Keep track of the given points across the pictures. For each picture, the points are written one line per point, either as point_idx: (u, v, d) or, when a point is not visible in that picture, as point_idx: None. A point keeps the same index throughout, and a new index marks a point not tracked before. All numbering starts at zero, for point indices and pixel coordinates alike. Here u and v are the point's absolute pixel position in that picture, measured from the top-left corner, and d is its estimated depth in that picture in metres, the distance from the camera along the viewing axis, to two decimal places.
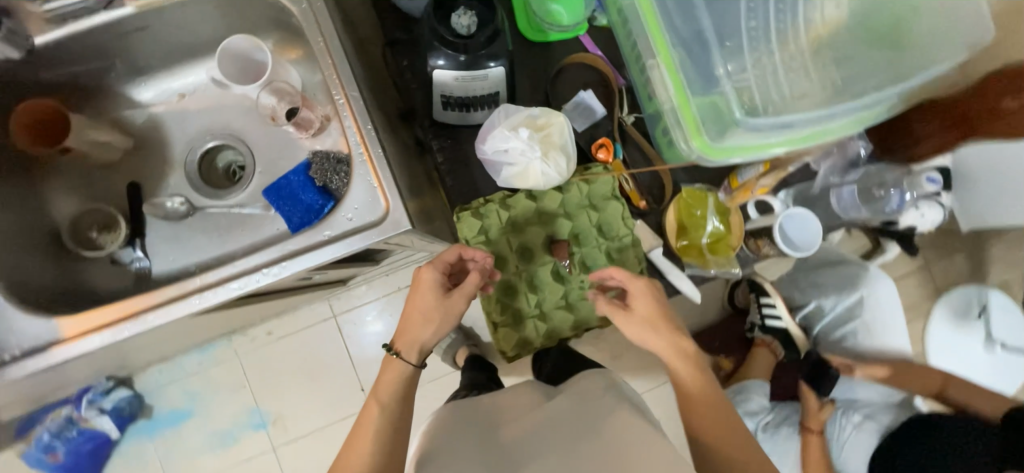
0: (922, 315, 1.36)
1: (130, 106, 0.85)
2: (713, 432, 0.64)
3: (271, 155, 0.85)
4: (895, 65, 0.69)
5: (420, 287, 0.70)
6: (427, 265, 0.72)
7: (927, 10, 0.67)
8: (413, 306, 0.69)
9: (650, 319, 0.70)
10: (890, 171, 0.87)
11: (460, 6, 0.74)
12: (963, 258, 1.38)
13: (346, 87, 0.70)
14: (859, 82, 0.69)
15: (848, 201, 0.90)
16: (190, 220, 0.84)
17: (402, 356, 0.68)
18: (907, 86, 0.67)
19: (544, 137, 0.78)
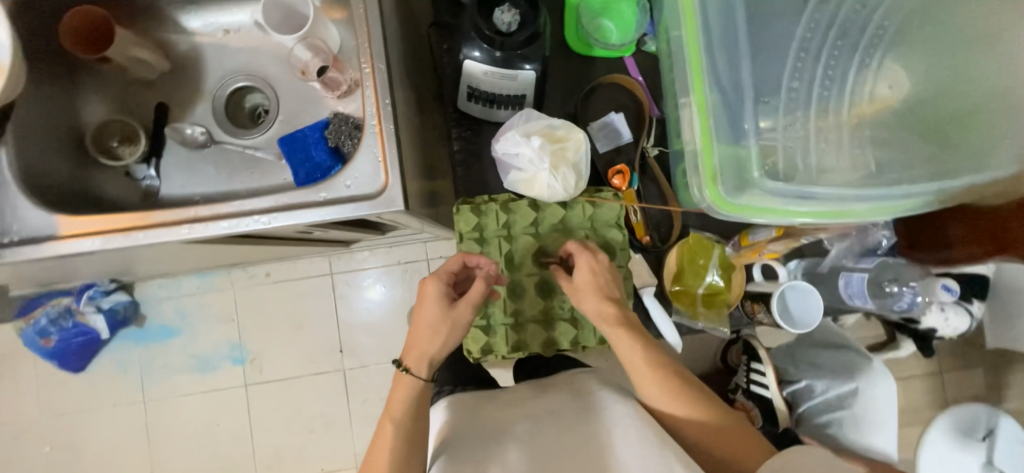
0: (921, 421, 1.29)
1: (178, 31, 0.88)
2: (664, 394, 0.67)
3: (295, 107, 0.87)
4: (934, 162, 0.66)
5: (427, 300, 0.69)
6: (430, 277, 0.71)
7: (984, 114, 0.64)
8: (419, 320, 0.69)
9: (594, 293, 0.71)
10: (907, 269, 0.82)
11: (505, 2, 0.73)
12: (981, 374, 1.29)
13: (374, 58, 0.71)
14: (891, 171, 0.66)
15: (857, 289, 0.83)
16: (207, 151, 0.86)
17: (413, 372, 0.68)
18: (941, 186, 0.64)
19: (558, 150, 0.77)
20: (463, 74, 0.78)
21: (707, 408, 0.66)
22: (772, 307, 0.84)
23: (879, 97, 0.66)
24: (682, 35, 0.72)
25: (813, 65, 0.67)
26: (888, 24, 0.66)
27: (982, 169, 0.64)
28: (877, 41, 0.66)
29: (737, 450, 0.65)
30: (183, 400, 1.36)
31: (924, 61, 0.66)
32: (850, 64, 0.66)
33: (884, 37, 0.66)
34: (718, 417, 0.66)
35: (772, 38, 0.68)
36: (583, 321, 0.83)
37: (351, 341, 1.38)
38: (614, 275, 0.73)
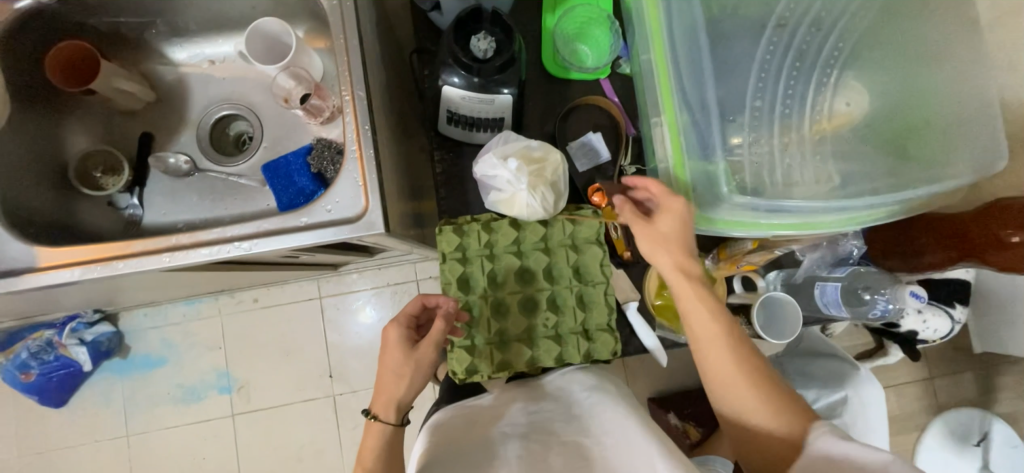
0: (915, 428, 1.30)
1: (164, 63, 0.90)
2: (712, 348, 0.65)
3: (279, 134, 0.89)
4: (896, 172, 0.68)
5: (389, 347, 0.71)
6: (391, 323, 0.73)
7: (934, 127, 0.68)
8: (384, 366, 0.71)
9: (664, 234, 0.69)
10: (876, 275, 0.83)
11: (481, 30, 0.77)
12: (972, 379, 1.30)
13: (354, 86, 0.73)
14: (854, 183, 0.68)
15: (832, 297, 0.83)
16: (191, 179, 0.87)
17: (382, 418, 0.70)
18: (903, 196, 0.66)
19: (535, 170, 0.78)
20: (443, 99, 0.81)
21: (757, 383, 0.63)
22: (755, 320, 0.84)
23: (839, 113, 0.69)
24: (650, 58, 0.75)
25: (774, 85, 0.70)
26: (842, 44, 0.70)
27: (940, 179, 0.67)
28: (833, 60, 0.70)
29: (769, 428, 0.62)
30: (167, 433, 1.33)
31: (878, 78, 0.69)
32: (809, 82, 0.70)
33: (840, 56, 0.70)
34: (767, 392, 0.63)
35: (734, 58, 0.71)
36: (567, 338, 0.83)
37: (341, 365, 1.36)
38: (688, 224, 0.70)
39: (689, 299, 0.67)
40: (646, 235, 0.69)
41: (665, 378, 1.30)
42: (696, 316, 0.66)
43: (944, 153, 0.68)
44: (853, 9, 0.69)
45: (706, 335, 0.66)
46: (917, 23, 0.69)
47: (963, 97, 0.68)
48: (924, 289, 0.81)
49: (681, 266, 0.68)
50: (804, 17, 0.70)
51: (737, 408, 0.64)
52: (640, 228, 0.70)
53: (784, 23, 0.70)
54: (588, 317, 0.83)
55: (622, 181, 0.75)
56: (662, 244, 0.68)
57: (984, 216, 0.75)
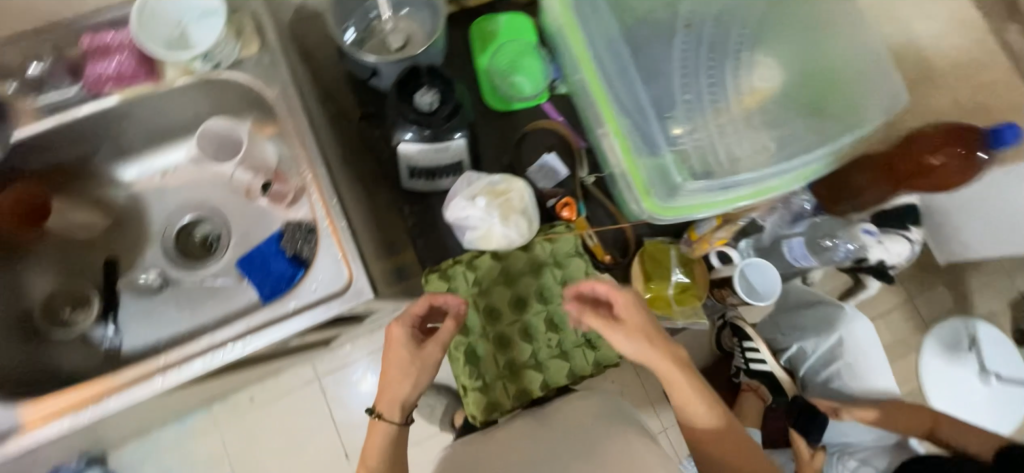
0: (911, 350, 1.37)
1: (114, 185, 0.89)
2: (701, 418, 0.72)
3: (247, 227, 0.89)
4: (821, 128, 0.75)
5: (393, 344, 0.72)
6: (395, 321, 0.74)
7: (840, 82, 0.76)
8: (387, 365, 0.72)
9: (644, 333, 0.72)
10: (834, 224, 0.89)
11: (422, 85, 0.80)
12: (945, 290, 1.40)
13: (314, 165, 0.75)
14: (791, 145, 0.75)
15: (799, 252, 0.90)
16: (165, 293, 0.86)
17: (386, 416, 0.72)
18: (832, 147, 0.73)
19: (503, 202, 0.82)
20: (401, 155, 0.83)
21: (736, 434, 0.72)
22: (736, 284, 0.90)
23: (760, 89, 0.77)
24: (581, 75, 0.81)
25: (697, 77, 0.77)
26: (745, 30, 0.78)
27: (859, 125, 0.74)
28: (742, 45, 0.78)
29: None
30: None
31: (784, 52, 0.78)
32: (727, 68, 0.77)
33: (745, 40, 0.78)
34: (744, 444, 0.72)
35: (657, 61, 0.77)
36: (573, 352, 0.85)
37: (356, 442, 1.32)
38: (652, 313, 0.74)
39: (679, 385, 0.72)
40: (627, 338, 0.71)
41: None
42: (687, 398, 0.73)
43: (856, 101, 0.75)
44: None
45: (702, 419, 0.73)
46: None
47: (859, 50, 0.76)
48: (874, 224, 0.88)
49: (664, 359, 0.72)
50: (706, 14, 0.78)
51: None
52: (616, 332, 0.72)
53: (690, 23, 0.78)
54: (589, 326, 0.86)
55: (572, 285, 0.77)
56: (643, 342, 0.71)
57: (904, 148, 0.83)
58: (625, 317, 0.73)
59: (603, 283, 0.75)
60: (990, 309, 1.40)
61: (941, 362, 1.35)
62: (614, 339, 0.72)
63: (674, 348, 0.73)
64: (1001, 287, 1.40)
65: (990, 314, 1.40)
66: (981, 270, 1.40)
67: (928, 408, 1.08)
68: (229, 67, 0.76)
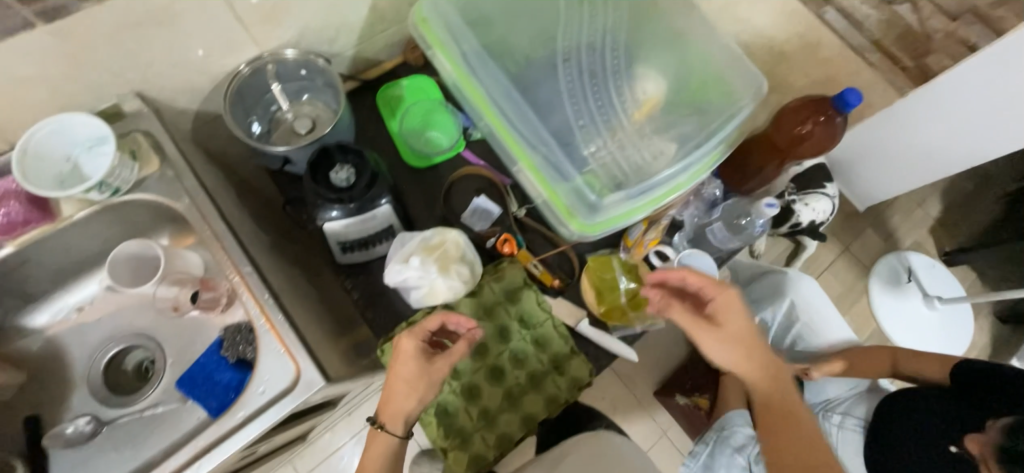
0: (859, 294, 1.47)
1: (26, 335, 0.82)
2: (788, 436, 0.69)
3: (181, 344, 0.84)
4: (705, 123, 0.83)
5: (402, 358, 0.69)
6: (407, 334, 0.71)
7: (711, 80, 0.85)
8: (396, 377, 0.69)
9: (738, 335, 0.70)
10: (744, 203, 0.94)
11: (336, 163, 0.82)
12: (873, 232, 1.51)
13: (239, 265, 0.73)
14: (683, 142, 0.83)
15: (722, 236, 0.95)
16: (101, 436, 0.79)
17: (389, 427, 0.70)
18: (716, 139, 0.81)
19: (440, 255, 0.82)
20: (329, 234, 0.83)
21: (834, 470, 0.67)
22: None
23: (644, 99, 0.85)
24: (486, 123, 0.85)
25: (587, 100, 0.83)
26: (617, 49, 0.86)
27: (736, 113, 0.83)
28: (619, 64, 0.85)
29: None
30: None
31: (656, 63, 0.86)
32: (610, 87, 0.84)
33: (620, 61, 0.86)
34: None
35: (549, 94, 0.83)
36: (543, 383, 0.89)
37: None
38: (751, 320, 0.71)
39: (769, 393, 0.71)
40: (717, 341, 0.70)
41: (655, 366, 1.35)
42: (774, 414, 0.70)
43: (728, 93, 0.84)
44: (611, 24, 0.86)
45: (792, 445, 0.69)
46: (660, 12, 0.87)
47: (717, 51, 0.86)
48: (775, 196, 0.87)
49: (755, 366, 0.71)
50: (579, 43, 0.85)
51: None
52: (706, 334, 0.71)
53: (569, 54, 0.85)
54: (552, 352, 0.88)
55: (656, 272, 0.75)
56: (736, 345, 0.70)
57: (778, 122, 0.88)
58: (722, 320, 0.71)
59: (697, 277, 0.73)
60: (916, 239, 1.52)
61: (890, 298, 1.45)
62: (704, 341, 0.71)
63: (768, 359, 0.71)
64: (918, 218, 1.52)
65: (918, 244, 1.52)
66: (896, 207, 1.53)
67: (884, 345, 1.08)
68: (131, 189, 0.75)
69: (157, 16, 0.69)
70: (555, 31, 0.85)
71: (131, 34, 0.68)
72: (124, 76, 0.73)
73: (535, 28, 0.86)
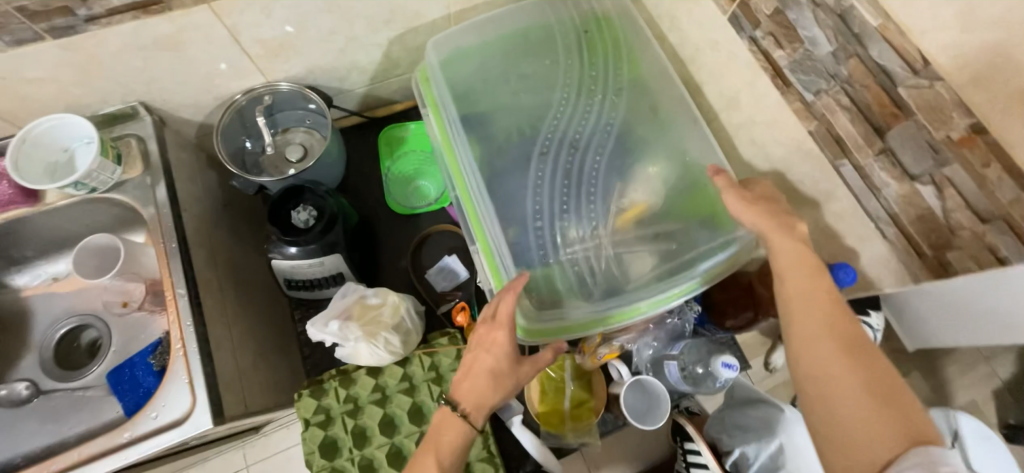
0: None
1: (5, 292, 0.89)
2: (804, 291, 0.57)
3: (126, 336, 0.87)
4: (678, 252, 0.76)
5: (493, 350, 0.65)
6: (497, 322, 0.66)
7: (701, 204, 0.77)
8: (484, 368, 0.65)
9: (761, 198, 0.65)
10: (705, 346, 0.83)
11: (303, 203, 0.85)
12: (923, 378, 1.17)
13: (175, 285, 0.75)
14: (651, 263, 0.76)
15: (676, 376, 0.84)
16: (31, 405, 0.84)
17: (472, 420, 0.64)
18: (682, 275, 0.74)
19: (371, 320, 0.79)
20: (278, 269, 0.84)
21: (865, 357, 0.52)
22: (623, 400, 0.82)
23: (623, 206, 0.77)
24: (458, 196, 0.83)
25: (560, 192, 0.78)
26: (604, 147, 0.80)
27: (716, 251, 0.75)
28: (602, 162, 0.79)
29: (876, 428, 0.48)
30: None
31: (645, 171, 0.79)
32: (588, 181, 0.78)
33: (603, 162, 0.79)
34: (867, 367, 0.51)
35: (520, 176, 0.78)
36: None
37: None
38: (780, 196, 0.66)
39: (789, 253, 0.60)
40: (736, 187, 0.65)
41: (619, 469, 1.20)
42: (793, 269, 0.59)
43: (715, 223, 0.76)
44: (604, 121, 0.81)
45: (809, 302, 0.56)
46: (662, 119, 0.81)
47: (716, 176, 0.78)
48: (737, 356, 0.73)
49: (775, 221, 0.62)
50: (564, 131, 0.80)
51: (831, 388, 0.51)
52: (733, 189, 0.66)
53: (551, 140, 0.80)
54: (464, 448, 0.82)
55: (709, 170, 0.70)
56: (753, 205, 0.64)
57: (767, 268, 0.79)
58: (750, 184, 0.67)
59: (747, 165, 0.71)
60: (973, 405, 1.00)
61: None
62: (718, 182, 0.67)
63: (789, 220, 0.62)
64: (984, 376, 1.18)
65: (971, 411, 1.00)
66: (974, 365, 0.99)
67: None
68: (109, 189, 0.79)
69: (164, 43, 0.73)
70: (542, 114, 0.82)
71: (138, 55, 0.74)
72: (131, 87, 0.79)
73: (524, 107, 0.82)
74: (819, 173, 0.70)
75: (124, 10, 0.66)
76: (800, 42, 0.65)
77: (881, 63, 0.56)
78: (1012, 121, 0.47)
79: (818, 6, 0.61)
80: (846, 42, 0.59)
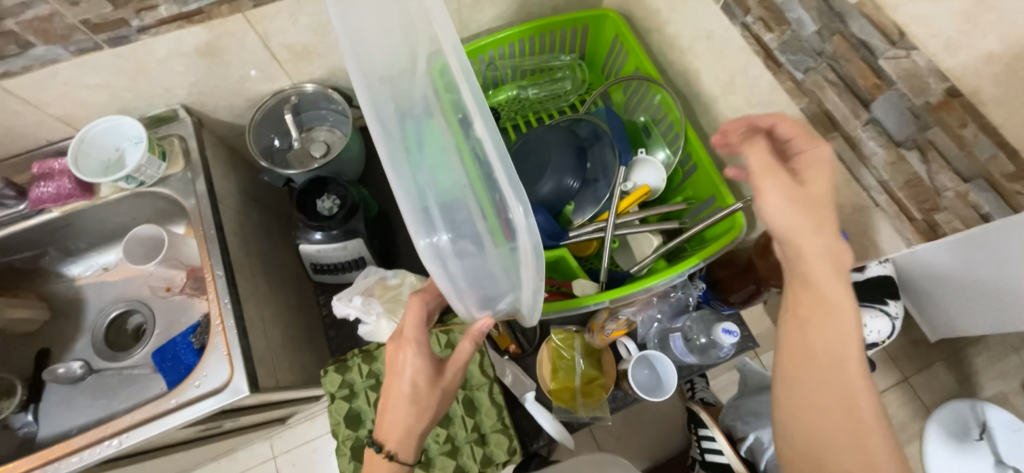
0: (915, 437, 1.15)
1: (62, 281, 0.98)
2: (833, 332, 0.54)
3: (169, 319, 0.96)
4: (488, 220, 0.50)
5: (405, 373, 0.64)
6: (404, 345, 0.65)
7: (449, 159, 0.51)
8: (396, 393, 0.65)
9: (817, 200, 0.56)
10: (711, 320, 0.87)
11: (326, 193, 0.91)
12: (942, 367, 1.16)
13: (214, 267, 0.82)
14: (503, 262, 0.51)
15: (681, 349, 0.86)
16: (85, 382, 0.91)
17: (402, 457, 0.65)
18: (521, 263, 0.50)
19: (391, 298, 0.85)
20: (305, 254, 0.91)
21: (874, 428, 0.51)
22: (629, 374, 0.84)
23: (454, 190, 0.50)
24: None
25: (450, 148, 0.51)
26: (456, 41, 0.53)
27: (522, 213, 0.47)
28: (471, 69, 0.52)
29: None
30: None
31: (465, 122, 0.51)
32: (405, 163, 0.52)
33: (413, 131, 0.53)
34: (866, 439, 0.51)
35: None
36: (463, 447, 0.85)
37: None
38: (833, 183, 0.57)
39: (821, 281, 0.55)
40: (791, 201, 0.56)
41: (634, 459, 1.22)
42: (823, 310, 0.55)
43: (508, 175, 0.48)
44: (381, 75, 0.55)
45: (826, 345, 0.54)
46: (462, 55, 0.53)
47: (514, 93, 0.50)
48: (736, 323, 0.79)
49: (819, 244, 0.55)
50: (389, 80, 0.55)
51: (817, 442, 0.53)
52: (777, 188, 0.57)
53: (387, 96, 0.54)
54: (480, 421, 0.86)
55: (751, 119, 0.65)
56: (806, 218, 0.56)
57: (765, 245, 0.83)
58: (807, 179, 0.58)
59: (786, 123, 0.62)
60: (996, 391, 1.14)
61: (948, 455, 1.08)
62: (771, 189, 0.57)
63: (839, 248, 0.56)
64: (1012, 366, 1.16)
65: (1000, 396, 1.14)
66: None
67: None
68: (155, 183, 0.87)
69: (205, 50, 0.81)
70: (363, 57, 0.55)
71: (182, 61, 0.82)
72: (175, 91, 0.87)
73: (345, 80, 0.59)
74: None
75: (171, 20, 0.74)
76: (788, 24, 0.69)
77: (862, 38, 0.60)
78: (982, 83, 0.51)
79: None
80: (828, 20, 0.63)
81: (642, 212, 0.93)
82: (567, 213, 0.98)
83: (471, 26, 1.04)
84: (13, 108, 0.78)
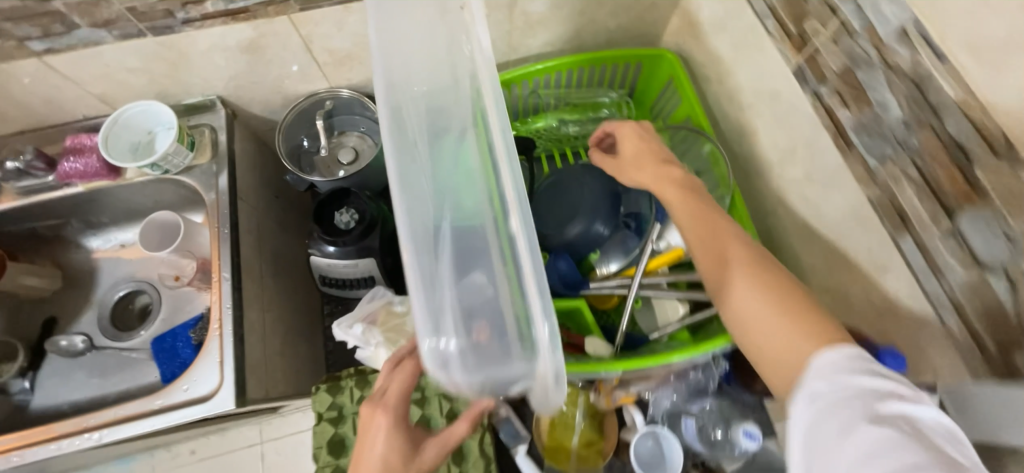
0: None
1: (80, 251, 0.99)
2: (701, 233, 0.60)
3: (174, 306, 0.95)
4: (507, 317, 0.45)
5: (380, 442, 0.55)
6: (383, 408, 0.57)
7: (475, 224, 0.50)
8: (366, 466, 0.54)
9: (639, 155, 0.71)
10: (731, 411, 0.81)
11: (345, 205, 0.88)
12: None
13: (221, 269, 0.81)
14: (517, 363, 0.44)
15: (691, 436, 0.81)
16: (84, 357, 0.91)
17: None
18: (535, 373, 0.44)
19: (393, 327, 0.81)
20: (315, 265, 0.88)
21: (776, 285, 0.52)
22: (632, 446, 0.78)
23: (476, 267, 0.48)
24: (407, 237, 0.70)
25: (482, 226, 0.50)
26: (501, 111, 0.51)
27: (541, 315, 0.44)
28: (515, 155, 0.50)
29: (789, 346, 0.48)
30: None
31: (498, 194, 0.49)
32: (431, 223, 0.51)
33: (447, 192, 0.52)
34: (772, 294, 0.51)
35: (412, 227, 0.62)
36: None
37: None
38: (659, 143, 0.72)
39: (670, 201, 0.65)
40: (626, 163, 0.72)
41: None
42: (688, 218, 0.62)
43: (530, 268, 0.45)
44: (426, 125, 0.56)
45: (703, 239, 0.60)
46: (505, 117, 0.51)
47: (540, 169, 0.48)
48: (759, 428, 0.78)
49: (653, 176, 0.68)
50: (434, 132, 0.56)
51: (739, 314, 0.53)
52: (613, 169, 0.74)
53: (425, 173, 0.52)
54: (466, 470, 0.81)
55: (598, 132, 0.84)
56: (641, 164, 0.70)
57: None
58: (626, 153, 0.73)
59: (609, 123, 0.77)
60: None
61: None
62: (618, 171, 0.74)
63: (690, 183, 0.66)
64: None
65: None
66: None
67: None
68: (179, 171, 0.86)
69: (246, 47, 0.80)
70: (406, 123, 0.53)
71: (223, 56, 0.80)
72: (212, 83, 0.86)
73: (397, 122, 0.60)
74: (879, 244, 0.65)
75: (215, 16, 0.73)
76: (869, 104, 0.62)
77: (957, 139, 0.52)
78: None
79: (891, 70, 0.58)
80: (919, 111, 0.56)
81: (672, 275, 0.87)
82: (590, 261, 0.91)
83: (520, 49, 0.99)
84: (52, 82, 0.78)
